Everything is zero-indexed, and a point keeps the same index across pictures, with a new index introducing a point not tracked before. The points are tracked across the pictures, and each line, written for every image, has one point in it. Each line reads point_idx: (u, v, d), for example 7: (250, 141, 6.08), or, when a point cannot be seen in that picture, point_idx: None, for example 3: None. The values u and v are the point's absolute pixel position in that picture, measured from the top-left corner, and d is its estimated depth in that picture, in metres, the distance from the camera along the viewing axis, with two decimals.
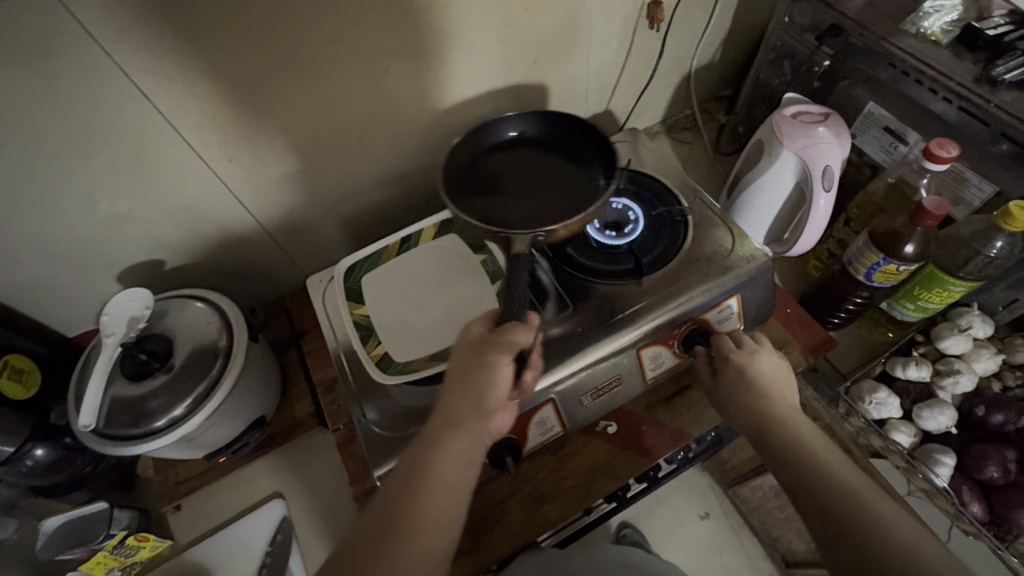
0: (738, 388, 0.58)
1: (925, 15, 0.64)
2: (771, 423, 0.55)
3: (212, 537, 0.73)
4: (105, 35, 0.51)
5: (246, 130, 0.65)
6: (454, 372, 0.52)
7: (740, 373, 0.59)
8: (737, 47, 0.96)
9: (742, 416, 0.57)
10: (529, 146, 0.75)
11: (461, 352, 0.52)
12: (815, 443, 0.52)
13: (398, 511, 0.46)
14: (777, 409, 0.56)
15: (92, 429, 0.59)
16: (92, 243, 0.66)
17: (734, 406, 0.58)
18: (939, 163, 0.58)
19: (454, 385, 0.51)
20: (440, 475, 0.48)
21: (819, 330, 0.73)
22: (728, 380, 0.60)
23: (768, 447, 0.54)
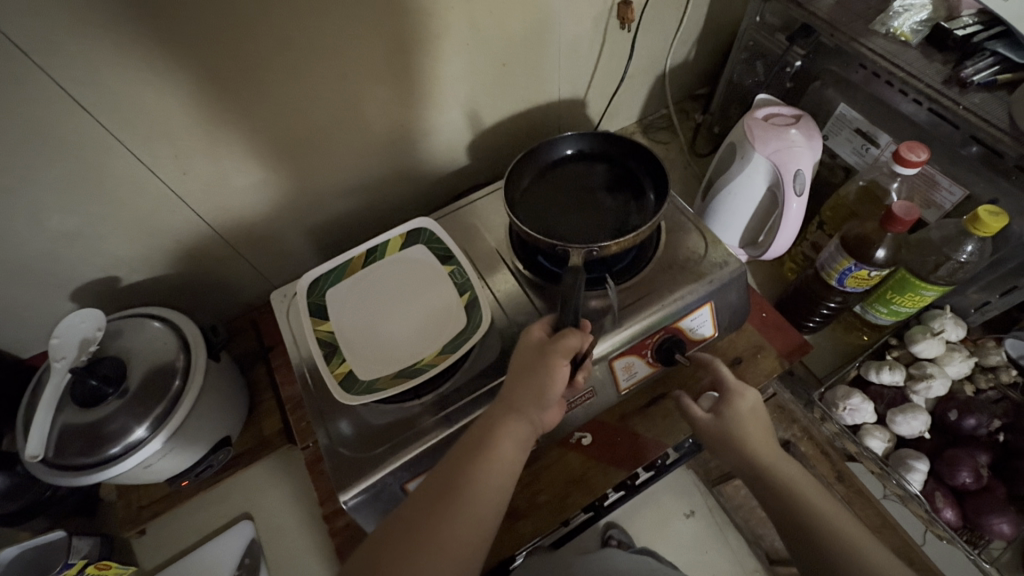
0: (722, 429, 0.57)
1: (894, 15, 0.63)
2: (761, 467, 0.53)
3: (177, 564, 0.71)
4: (36, 47, 0.48)
5: (199, 141, 0.62)
6: (514, 370, 0.53)
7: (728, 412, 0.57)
8: (711, 45, 0.95)
9: (732, 456, 0.56)
10: (587, 163, 0.74)
11: (522, 351, 0.54)
12: (805, 487, 0.50)
13: (450, 490, 0.46)
14: (761, 452, 0.54)
15: (40, 459, 0.56)
16: (40, 262, 0.63)
17: (721, 446, 0.57)
18: (909, 168, 0.58)
19: (513, 382, 0.52)
20: (486, 466, 0.48)
21: (794, 335, 0.72)
22: (713, 417, 0.58)
23: (760, 489, 0.53)
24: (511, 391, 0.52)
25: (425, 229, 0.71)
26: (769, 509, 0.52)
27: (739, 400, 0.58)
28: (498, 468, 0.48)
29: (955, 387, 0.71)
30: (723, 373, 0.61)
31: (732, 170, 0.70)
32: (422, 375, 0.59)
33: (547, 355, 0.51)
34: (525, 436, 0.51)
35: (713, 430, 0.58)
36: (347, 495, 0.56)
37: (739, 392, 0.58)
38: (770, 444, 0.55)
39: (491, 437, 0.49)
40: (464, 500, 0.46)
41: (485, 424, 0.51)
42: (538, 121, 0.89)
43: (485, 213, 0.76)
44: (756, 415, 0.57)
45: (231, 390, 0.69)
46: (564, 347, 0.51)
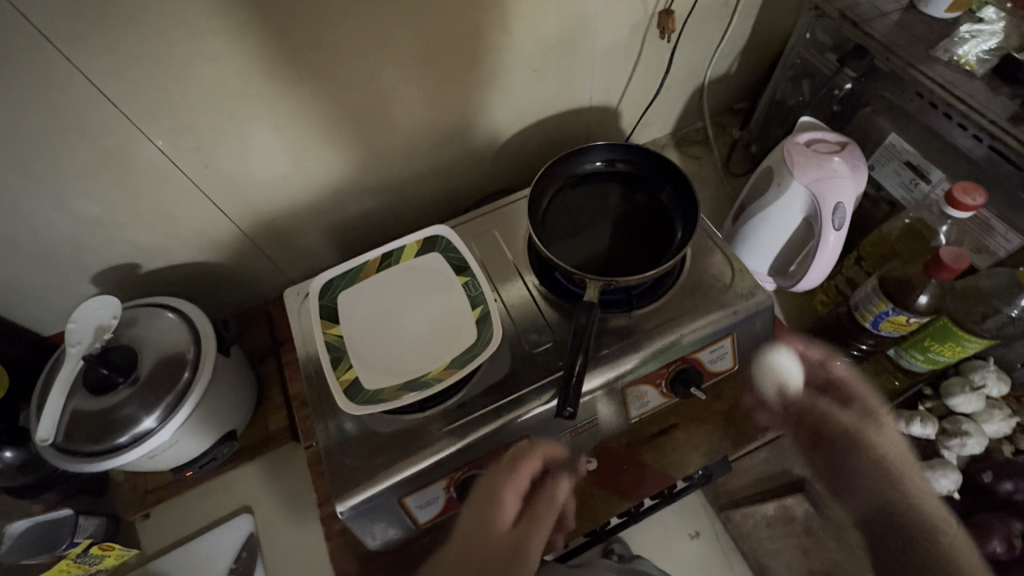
0: (855, 431, 0.66)
1: (959, 42, 0.59)
2: (871, 473, 0.66)
3: (180, 549, 0.72)
4: (64, 39, 0.48)
5: (221, 135, 0.62)
6: (480, 497, 0.54)
7: (844, 422, 0.67)
8: (755, 58, 0.90)
9: (846, 461, 0.68)
10: (616, 178, 0.71)
11: (498, 515, 0.51)
12: (881, 489, 0.66)
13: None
14: (885, 460, 0.65)
15: (50, 443, 0.57)
16: (63, 247, 0.64)
17: (847, 450, 0.68)
18: (962, 211, 0.53)
19: (479, 547, 0.49)
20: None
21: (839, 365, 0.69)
22: (851, 423, 0.66)
23: (858, 486, 0.69)
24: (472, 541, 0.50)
25: (443, 237, 0.69)
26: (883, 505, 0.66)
27: (866, 414, 0.66)
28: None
29: (991, 446, 0.67)
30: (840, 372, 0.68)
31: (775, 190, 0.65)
32: (426, 389, 0.58)
33: (526, 533, 0.51)
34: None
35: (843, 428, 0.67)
36: (343, 504, 0.55)
37: (874, 406, 0.66)
38: (901, 455, 0.65)
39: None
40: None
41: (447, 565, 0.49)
42: (567, 129, 0.86)
43: (505, 222, 0.74)
44: (880, 430, 0.66)
45: (240, 384, 0.70)
46: (550, 502, 0.54)
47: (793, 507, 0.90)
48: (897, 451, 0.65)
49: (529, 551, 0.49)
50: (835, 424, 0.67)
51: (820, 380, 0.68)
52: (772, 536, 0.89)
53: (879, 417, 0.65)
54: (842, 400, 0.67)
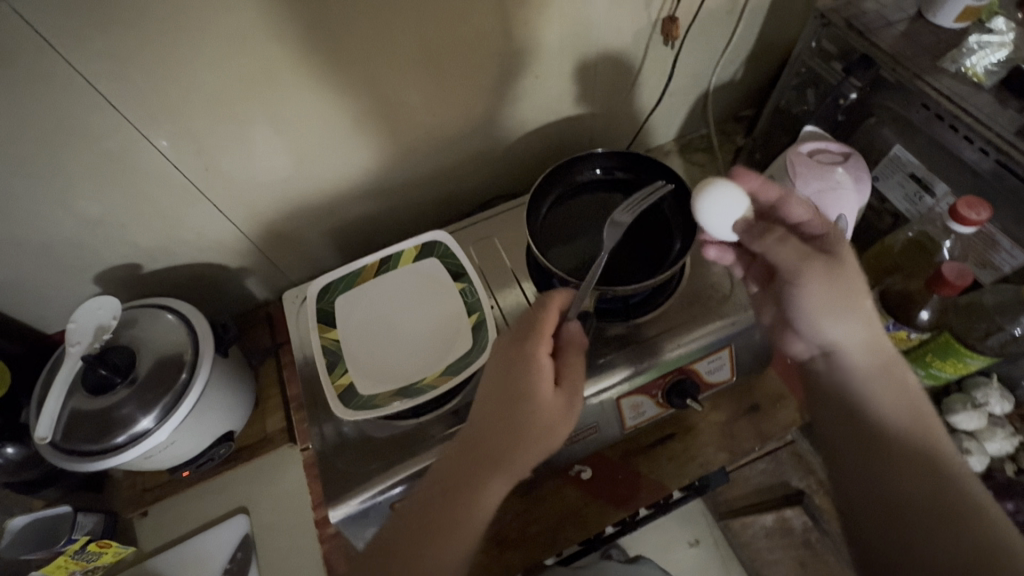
0: (805, 261, 0.52)
1: (968, 53, 0.58)
2: (819, 321, 0.53)
3: (176, 548, 0.73)
4: (65, 43, 0.49)
5: (221, 138, 0.62)
6: (499, 365, 0.48)
7: (789, 245, 0.53)
8: (761, 66, 0.89)
9: (795, 307, 0.55)
10: (614, 186, 0.71)
11: (533, 370, 0.47)
12: (833, 329, 0.52)
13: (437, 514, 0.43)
14: (832, 331, 0.52)
15: (48, 442, 0.58)
16: (65, 246, 0.65)
17: (799, 294, 0.54)
18: (965, 226, 0.53)
19: (527, 414, 0.45)
20: (489, 493, 0.44)
21: (796, 207, 0.54)
22: (790, 262, 0.53)
23: (804, 321, 0.55)
24: (507, 415, 0.45)
25: (441, 243, 0.69)
26: (824, 340, 0.53)
27: (831, 258, 0.52)
28: (517, 474, 0.45)
29: (993, 465, 0.66)
30: (802, 224, 0.54)
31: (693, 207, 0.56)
32: (422, 396, 0.57)
33: (567, 402, 0.48)
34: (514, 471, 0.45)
35: (785, 261, 0.53)
36: (336, 510, 0.55)
37: (830, 230, 0.53)
38: (851, 304, 0.51)
39: (491, 469, 0.44)
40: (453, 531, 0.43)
41: (469, 460, 0.45)
42: (570, 135, 0.86)
43: (504, 228, 0.74)
44: (837, 272, 0.51)
45: (238, 385, 0.70)
46: (573, 371, 0.49)
47: (792, 519, 0.85)
48: (852, 335, 0.51)
49: (566, 423, 0.47)
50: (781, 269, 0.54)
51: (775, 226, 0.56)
52: (771, 546, 0.90)
53: (834, 242, 0.52)
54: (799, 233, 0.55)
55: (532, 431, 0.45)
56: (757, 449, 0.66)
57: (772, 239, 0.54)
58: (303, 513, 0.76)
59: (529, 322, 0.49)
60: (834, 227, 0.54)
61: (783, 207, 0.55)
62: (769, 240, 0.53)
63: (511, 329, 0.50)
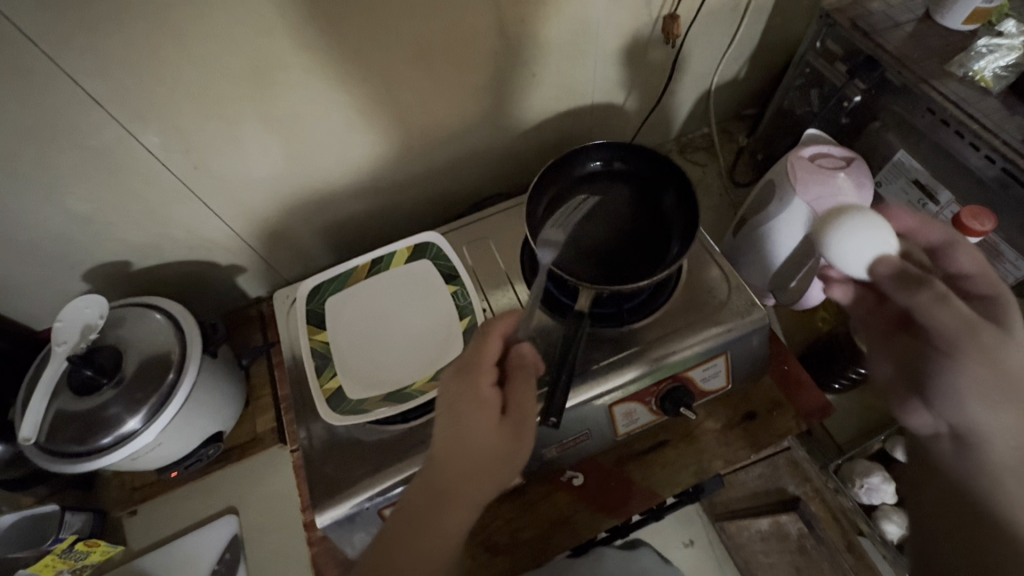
0: (971, 326, 0.39)
1: (977, 57, 0.57)
2: (959, 400, 0.43)
3: (162, 548, 0.74)
4: (46, 39, 0.47)
5: (210, 135, 0.61)
6: (446, 405, 0.47)
7: (958, 303, 0.40)
8: (765, 65, 0.87)
9: (938, 380, 0.44)
10: (615, 179, 0.69)
11: (474, 391, 0.47)
12: (981, 416, 0.42)
13: (411, 536, 0.42)
14: (974, 409, 0.42)
15: (33, 443, 0.57)
16: (52, 244, 0.64)
17: (945, 365, 0.43)
18: (970, 237, 0.51)
19: (474, 442, 0.44)
20: (451, 519, 0.43)
21: (963, 254, 0.46)
22: (954, 329, 0.40)
23: (933, 398, 0.45)
24: (457, 447, 0.44)
25: (433, 244, 0.68)
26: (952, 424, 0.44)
27: (1000, 329, 0.40)
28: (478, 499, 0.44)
29: None
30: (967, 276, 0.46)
31: (823, 238, 0.49)
32: (410, 402, 0.57)
33: (515, 431, 0.46)
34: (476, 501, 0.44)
35: (945, 325, 0.40)
36: (323, 515, 0.55)
37: (996, 292, 0.43)
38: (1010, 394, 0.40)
39: (454, 494, 0.43)
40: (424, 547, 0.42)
41: (433, 488, 0.43)
42: (568, 134, 0.84)
43: (498, 229, 0.72)
44: (1004, 345, 0.39)
45: (227, 385, 0.69)
46: (524, 400, 0.47)
47: (787, 525, 0.84)
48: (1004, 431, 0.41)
49: (520, 450, 0.46)
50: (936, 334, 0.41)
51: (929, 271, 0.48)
52: (766, 550, 0.88)
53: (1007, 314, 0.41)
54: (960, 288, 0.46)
55: (478, 455, 0.44)
56: (752, 456, 0.65)
57: (929, 296, 0.40)
58: (293, 514, 0.76)
59: (471, 359, 0.49)
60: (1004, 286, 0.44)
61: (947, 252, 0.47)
62: (925, 296, 0.40)
63: (454, 366, 0.50)
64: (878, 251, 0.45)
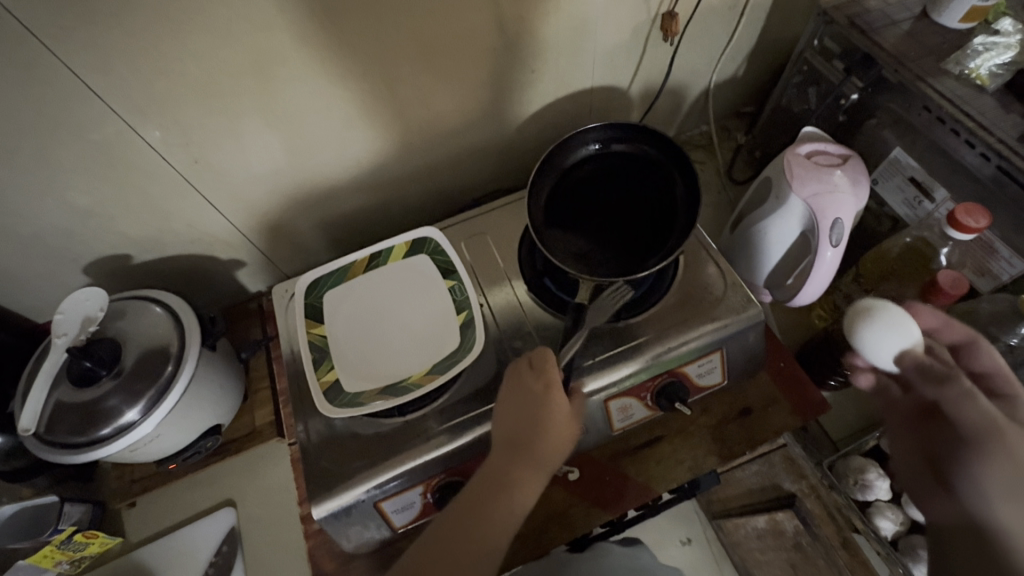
0: (993, 427, 0.40)
1: (973, 55, 0.57)
2: (983, 492, 0.40)
3: (162, 539, 0.74)
4: (48, 33, 0.48)
5: (210, 130, 0.61)
6: (515, 394, 0.51)
7: (984, 402, 0.41)
8: (764, 62, 0.87)
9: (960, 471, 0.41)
10: (612, 161, 0.70)
11: (550, 397, 0.50)
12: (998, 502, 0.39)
13: (480, 508, 0.47)
14: (995, 497, 0.39)
15: (32, 433, 0.58)
16: (52, 237, 0.65)
17: (969, 456, 0.41)
18: (964, 233, 0.52)
19: (547, 432, 0.49)
20: (518, 497, 0.47)
21: (987, 354, 0.47)
22: (978, 424, 0.41)
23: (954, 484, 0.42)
24: (530, 435, 0.49)
25: (431, 239, 0.69)
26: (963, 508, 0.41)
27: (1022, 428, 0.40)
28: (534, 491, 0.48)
29: None
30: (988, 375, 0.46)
31: (852, 331, 0.50)
32: (406, 395, 0.57)
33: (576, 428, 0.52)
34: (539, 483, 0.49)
35: (970, 420, 0.42)
36: (320, 507, 0.55)
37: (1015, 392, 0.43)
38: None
39: (527, 471, 0.48)
40: (488, 515, 0.46)
41: (511, 462, 0.48)
42: (567, 131, 0.84)
43: (495, 225, 0.73)
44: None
45: (226, 378, 0.70)
46: (580, 405, 0.54)
47: (783, 522, 0.84)
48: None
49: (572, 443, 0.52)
50: (960, 431, 0.42)
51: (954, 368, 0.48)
52: (762, 548, 0.87)
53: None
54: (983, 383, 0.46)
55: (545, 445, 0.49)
56: (748, 452, 0.65)
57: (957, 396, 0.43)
58: (290, 507, 0.77)
59: (540, 360, 0.52)
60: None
61: (970, 353, 0.48)
62: (952, 390, 0.43)
63: (519, 363, 0.53)
64: (903, 347, 0.47)
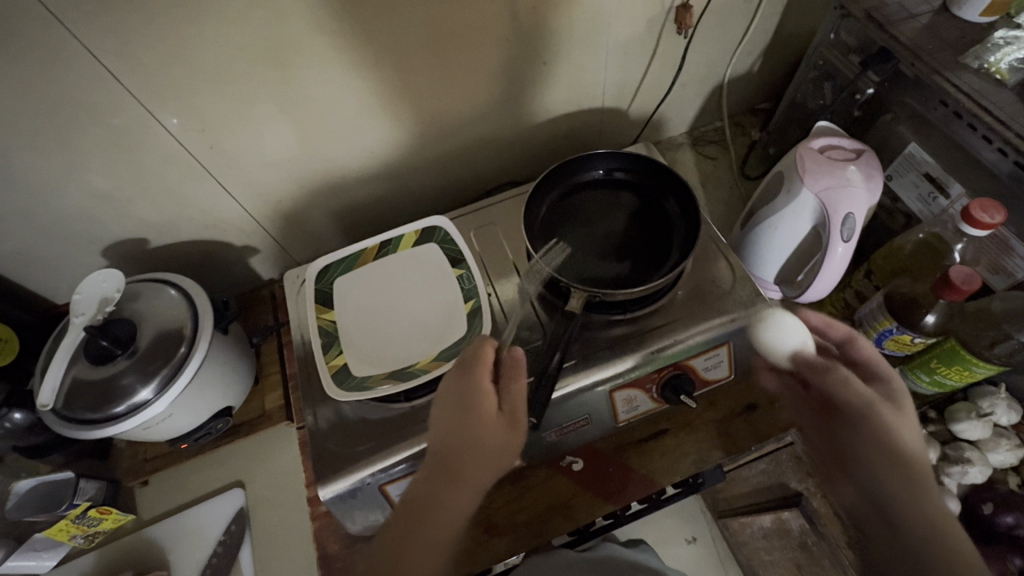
0: (868, 406, 0.46)
1: (993, 48, 0.56)
2: (863, 462, 0.46)
3: (173, 518, 0.76)
4: (69, 17, 0.49)
5: (226, 117, 0.62)
6: (445, 401, 0.48)
7: (857, 385, 0.48)
8: (780, 58, 0.87)
9: (850, 450, 0.47)
10: (618, 188, 0.69)
11: (479, 398, 0.47)
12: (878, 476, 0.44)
13: (411, 525, 0.44)
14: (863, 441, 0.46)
15: (50, 409, 0.59)
16: (73, 219, 0.66)
17: (851, 430, 0.47)
18: (978, 229, 0.51)
19: (471, 450, 0.45)
20: (438, 529, 0.44)
21: (863, 346, 0.52)
22: (857, 403, 0.47)
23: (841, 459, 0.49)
24: (460, 439, 0.46)
25: (441, 228, 0.69)
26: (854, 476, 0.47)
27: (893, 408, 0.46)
28: (455, 519, 0.45)
29: (996, 476, 0.67)
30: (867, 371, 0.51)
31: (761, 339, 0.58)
32: (413, 379, 0.58)
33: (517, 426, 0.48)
34: (477, 493, 0.46)
35: (849, 400, 0.48)
36: (326, 489, 0.55)
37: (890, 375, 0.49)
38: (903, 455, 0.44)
39: (447, 495, 0.45)
40: (420, 532, 0.44)
41: (434, 481, 0.45)
42: (578, 126, 0.85)
43: (504, 216, 0.73)
44: (899, 419, 0.45)
45: (238, 361, 0.71)
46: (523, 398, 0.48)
47: (789, 522, 0.83)
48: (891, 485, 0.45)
49: (512, 445, 0.47)
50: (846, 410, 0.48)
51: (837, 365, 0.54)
52: (768, 548, 0.89)
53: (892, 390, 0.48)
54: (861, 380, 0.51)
55: (478, 448, 0.45)
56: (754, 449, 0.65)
57: (835, 379, 0.49)
58: (299, 491, 0.79)
59: (473, 357, 0.49)
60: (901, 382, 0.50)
61: (852, 347, 0.53)
62: (831, 378, 0.49)
63: (454, 366, 0.50)
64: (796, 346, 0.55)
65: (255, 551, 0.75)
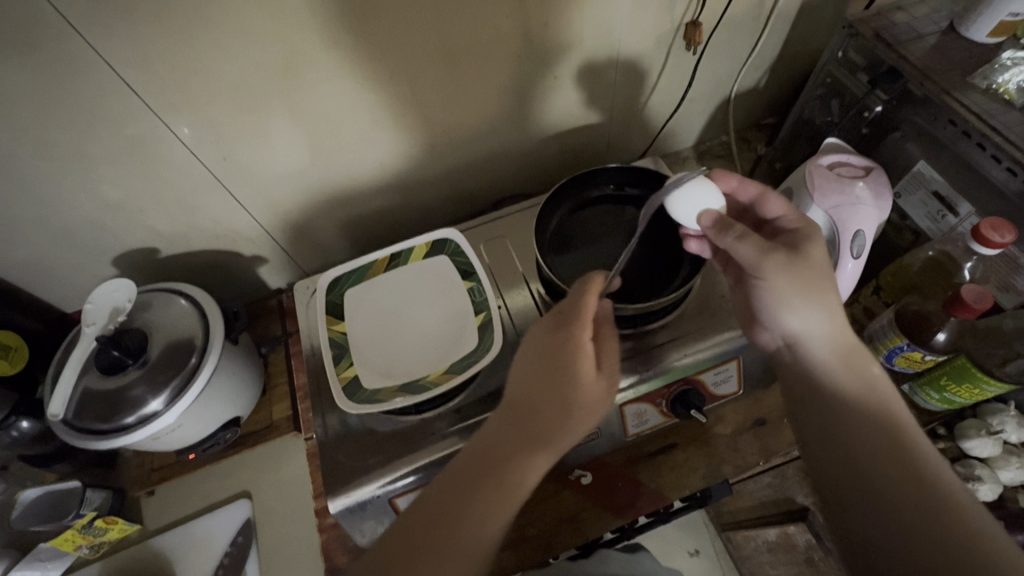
0: (759, 261, 0.50)
1: (1000, 69, 0.57)
2: (775, 307, 0.51)
3: (179, 528, 0.76)
4: (91, 30, 0.49)
5: (240, 129, 0.63)
6: (539, 352, 0.47)
7: (750, 241, 0.51)
8: (787, 74, 0.88)
9: (761, 300, 0.53)
10: (628, 203, 0.69)
11: (581, 354, 0.46)
12: (792, 318, 0.50)
13: (475, 479, 0.42)
14: (791, 319, 0.50)
15: (60, 419, 0.59)
16: (86, 229, 0.67)
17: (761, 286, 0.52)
18: (989, 248, 0.51)
19: (561, 409, 0.44)
20: (508, 484, 0.42)
21: (772, 202, 0.56)
22: (751, 260, 0.51)
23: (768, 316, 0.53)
24: (549, 391, 0.45)
25: (451, 241, 0.70)
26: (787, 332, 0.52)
27: (793, 251, 0.50)
28: (532, 476, 0.43)
29: (1006, 494, 0.67)
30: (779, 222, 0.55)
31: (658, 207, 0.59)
32: (423, 393, 0.57)
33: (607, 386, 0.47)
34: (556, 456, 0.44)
35: (744, 258, 0.52)
36: (336, 501, 0.55)
37: (802, 225, 0.53)
38: (810, 286, 0.49)
39: (526, 451, 0.43)
40: (491, 485, 0.42)
41: (514, 433, 0.44)
42: (587, 139, 0.85)
43: (514, 229, 0.73)
44: (802, 263, 0.49)
45: (247, 372, 0.71)
46: (609, 359, 0.49)
47: (795, 536, 0.83)
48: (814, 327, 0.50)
49: (601, 410, 0.46)
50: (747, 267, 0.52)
51: (753, 221, 0.59)
52: (773, 562, 0.89)
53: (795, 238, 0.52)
54: (773, 232, 0.55)
55: (574, 403, 0.44)
56: (761, 463, 0.66)
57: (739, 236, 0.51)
58: (305, 502, 0.78)
59: (572, 309, 0.48)
60: (811, 225, 0.53)
61: (761, 203, 0.56)
62: (731, 237, 0.51)
63: (549, 317, 0.49)
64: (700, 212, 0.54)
65: (260, 563, 0.75)
